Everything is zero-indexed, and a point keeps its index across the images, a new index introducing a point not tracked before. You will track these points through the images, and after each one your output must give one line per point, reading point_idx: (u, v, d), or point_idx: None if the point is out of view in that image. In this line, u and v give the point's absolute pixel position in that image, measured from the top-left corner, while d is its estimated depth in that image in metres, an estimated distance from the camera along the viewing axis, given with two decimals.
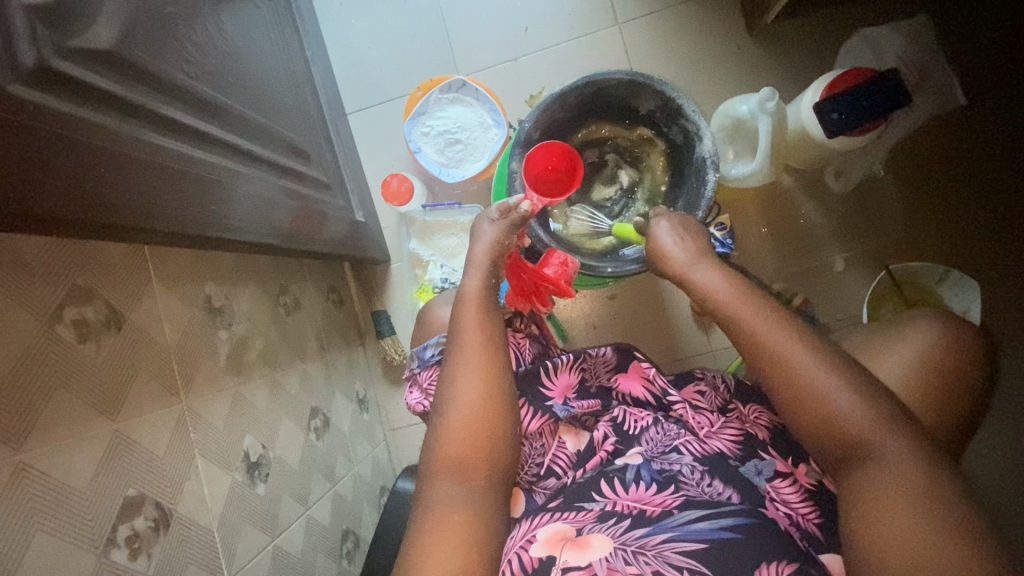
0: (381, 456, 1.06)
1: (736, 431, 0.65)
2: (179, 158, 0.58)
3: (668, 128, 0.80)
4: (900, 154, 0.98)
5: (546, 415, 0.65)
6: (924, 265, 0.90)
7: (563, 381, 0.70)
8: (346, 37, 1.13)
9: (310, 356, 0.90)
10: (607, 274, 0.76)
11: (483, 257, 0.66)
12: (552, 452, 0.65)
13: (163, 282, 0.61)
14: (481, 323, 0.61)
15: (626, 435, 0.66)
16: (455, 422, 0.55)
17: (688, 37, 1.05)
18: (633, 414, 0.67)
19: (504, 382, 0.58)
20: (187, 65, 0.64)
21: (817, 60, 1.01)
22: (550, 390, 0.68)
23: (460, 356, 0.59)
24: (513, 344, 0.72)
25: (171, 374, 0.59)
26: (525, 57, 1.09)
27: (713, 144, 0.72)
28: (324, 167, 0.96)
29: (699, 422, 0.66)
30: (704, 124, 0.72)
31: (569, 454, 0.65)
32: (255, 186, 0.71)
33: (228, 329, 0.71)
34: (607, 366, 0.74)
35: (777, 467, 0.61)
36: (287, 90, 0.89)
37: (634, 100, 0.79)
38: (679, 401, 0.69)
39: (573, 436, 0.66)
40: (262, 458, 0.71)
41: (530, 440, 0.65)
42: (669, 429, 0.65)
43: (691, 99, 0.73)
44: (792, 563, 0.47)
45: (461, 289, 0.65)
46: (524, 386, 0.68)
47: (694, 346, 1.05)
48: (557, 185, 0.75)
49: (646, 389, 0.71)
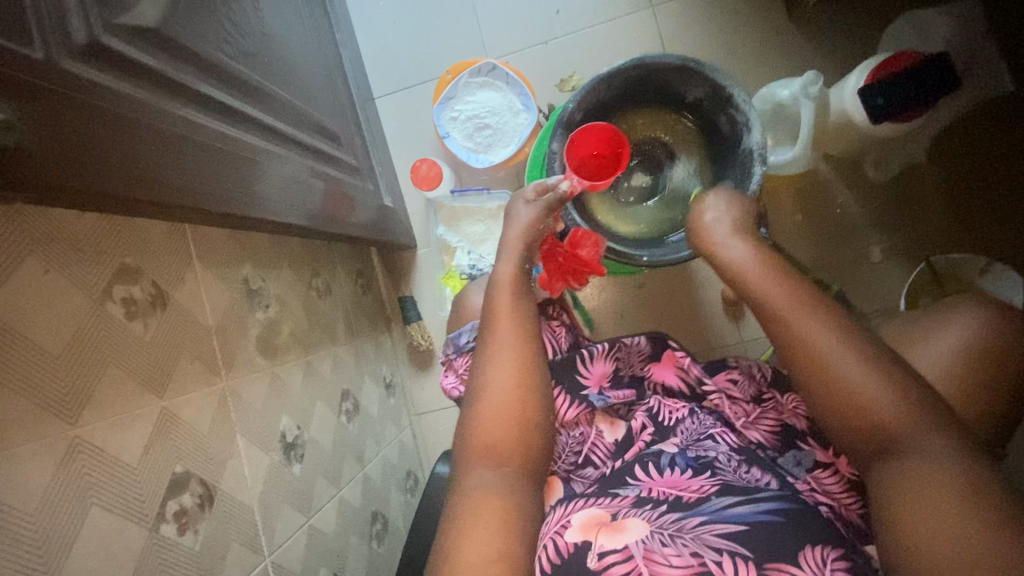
0: (407, 440, 1.07)
1: (773, 422, 0.65)
2: (218, 138, 0.58)
3: (715, 117, 0.77)
4: (941, 141, 0.95)
5: (582, 405, 0.65)
6: (964, 259, 0.89)
7: (598, 371, 0.69)
8: (374, 21, 1.12)
9: (340, 341, 0.91)
10: (645, 262, 0.73)
11: (517, 239, 0.66)
12: (591, 442, 0.65)
13: (203, 263, 0.61)
14: (515, 311, 0.61)
15: (662, 426, 0.65)
16: (486, 408, 0.55)
17: (723, 21, 1.02)
18: (667, 405, 0.66)
19: (537, 371, 0.58)
20: (225, 45, 0.64)
21: (858, 45, 0.98)
22: (586, 379, 0.68)
23: (492, 345, 0.59)
24: (549, 332, 0.72)
25: (212, 354, 0.60)
26: (555, 40, 1.07)
27: (762, 133, 0.70)
28: (354, 151, 0.96)
29: (735, 411, 0.66)
30: (755, 114, 0.70)
31: (607, 444, 0.65)
32: (290, 169, 0.71)
33: (264, 311, 0.71)
34: (641, 355, 0.73)
35: (816, 458, 0.60)
36: (318, 72, 0.89)
37: (681, 86, 0.76)
38: (714, 391, 0.68)
39: (610, 426, 0.66)
40: (298, 439, 0.72)
41: (566, 429, 0.65)
42: (703, 419, 0.64)
43: (742, 87, 0.70)
44: (836, 548, 0.46)
45: (494, 275, 0.64)
46: (564, 376, 0.68)
47: (723, 336, 1.03)
48: (602, 169, 0.74)
49: (681, 378, 0.70)
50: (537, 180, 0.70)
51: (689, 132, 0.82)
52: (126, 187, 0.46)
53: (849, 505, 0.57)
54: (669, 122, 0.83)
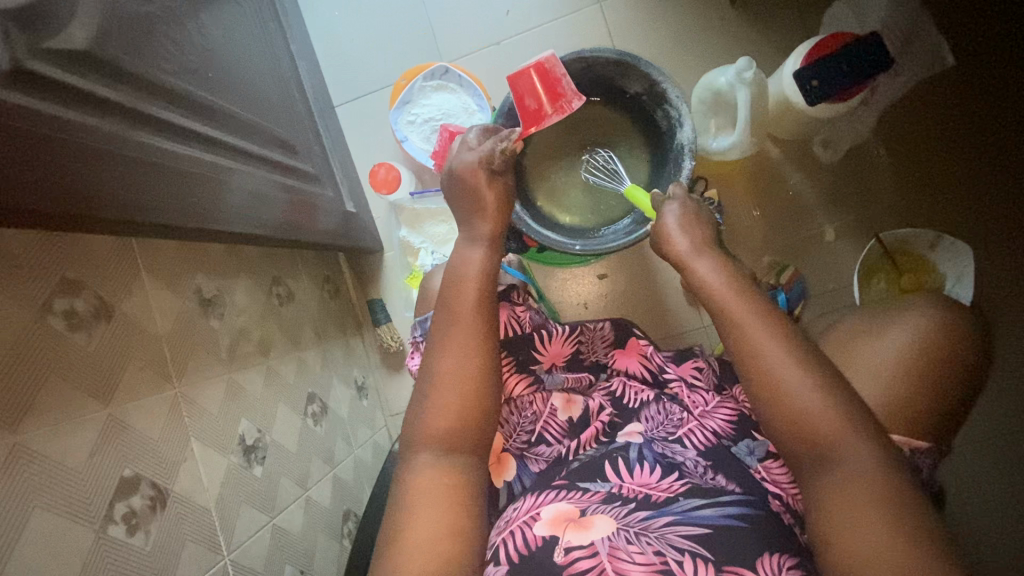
0: (381, 439, 1.09)
1: (729, 412, 0.65)
2: (163, 155, 0.60)
3: (654, 113, 0.73)
4: (886, 120, 0.96)
5: (535, 384, 0.68)
6: (913, 233, 0.91)
7: (554, 350, 0.73)
8: (331, 31, 1.15)
9: (305, 345, 0.93)
10: (575, 251, 0.70)
11: (490, 234, 0.67)
12: (544, 420, 0.67)
13: (151, 275, 0.63)
14: (477, 314, 0.61)
15: (625, 409, 0.68)
16: (450, 402, 0.57)
17: (670, 13, 1.04)
18: (632, 388, 0.70)
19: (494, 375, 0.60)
20: (165, 63, 0.66)
21: (800, 29, 1.00)
22: (542, 355, 0.72)
23: (454, 347, 0.59)
24: (515, 314, 0.73)
25: (163, 361, 0.62)
26: (507, 41, 1.09)
27: (693, 129, 0.67)
28: (313, 160, 0.98)
29: (693, 400, 0.67)
30: (686, 109, 0.67)
31: (561, 423, 0.67)
32: (242, 181, 0.73)
33: (221, 319, 0.74)
34: (603, 341, 0.78)
35: (768, 448, 0.61)
36: (271, 85, 0.92)
37: (623, 81, 0.72)
38: (675, 379, 0.71)
39: (567, 406, 0.67)
40: (259, 441, 0.74)
41: (520, 408, 0.67)
42: (669, 409, 0.66)
43: (676, 83, 0.67)
44: (794, 557, 0.48)
45: (460, 273, 0.64)
46: (521, 349, 0.71)
47: (685, 321, 1.05)
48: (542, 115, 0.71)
49: (643, 365, 0.73)
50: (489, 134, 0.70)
51: (627, 130, 0.78)
52: (67, 206, 0.48)
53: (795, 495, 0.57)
54: (610, 121, 0.78)
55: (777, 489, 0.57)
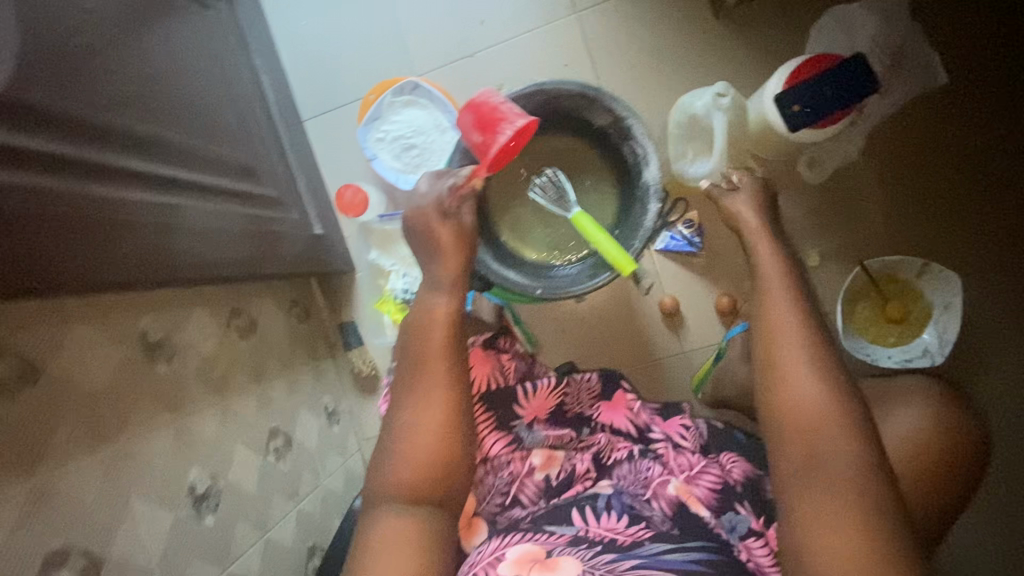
0: (353, 466, 1.07)
1: (714, 480, 0.62)
2: (95, 205, 0.57)
3: (619, 146, 0.69)
4: (873, 139, 0.92)
5: (509, 439, 0.66)
6: (901, 259, 0.87)
7: (538, 403, 0.68)
8: (297, 41, 1.10)
9: (268, 377, 0.90)
10: (535, 295, 0.67)
11: (452, 278, 0.62)
12: (519, 481, 0.64)
13: (86, 326, 0.60)
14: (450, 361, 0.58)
15: (602, 466, 0.66)
16: (406, 449, 0.54)
17: (651, 24, 0.99)
18: (611, 445, 0.68)
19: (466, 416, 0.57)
20: (101, 99, 0.61)
21: (788, 42, 0.94)
22: (522, 409, 0.68)
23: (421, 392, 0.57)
24: (496, 365, 0.69)
25: (99, 419, 0.59)
26: (481, 53, 1.04)
27: (658, 169, 0.65)
28: (276, 182, 0.94)
29: (679, 462, 0.65)
30: (652, 148, 0.64)
31: (537, 482, 0.64)
32: (192, 220, 0.70)
33: (169, 363, 0.70)
34: (591, 394, 0.72)
35: (751, 525, 0.57)
36: (228, 106, 0.87)
37: (588, 112, 0.69)
38: (661, 439, 0.68)
39: (544, 464, 0.65)
40: (211, 489, 0.71)
41: (496, 468, 0.64)
42: (644, 466, 0.65)
43: (642, 120, 0.64)
44: None
45: (430, 313, 0.61)
46: (500, 402, 0.67)
47: (664, 346, 1.01)
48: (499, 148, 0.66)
49: (629, 421, 0.70)
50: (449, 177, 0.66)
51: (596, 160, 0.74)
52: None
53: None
54: (577, 150, 0.75)
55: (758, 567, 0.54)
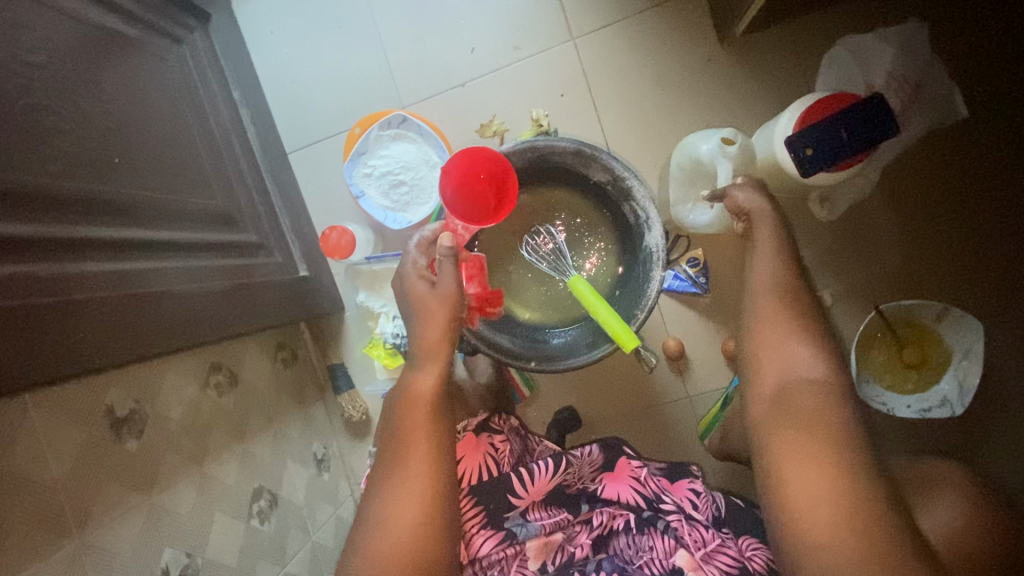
0: (344, 515, 1.03)
1: (728, 559, 0.57)
2: (43, 287, 0.52)
3: (619, 204, 0.67)
4: (887, 173, 0.86)
5: (501, 535, 0.59)
6: (920, 303, 0.82)
7: (537, 487, 0.63)
8: (282, 70, 1.05)
9: (251, 433, 0.85)
10: (530, 369, 0.62)
11: (436, 338, 0.57)
12: (513, 574, 0.57)
13: (42, 413, 0.55)
14: (434, 430, 0.54)
15: (599, 543, 0.61)
16: (383, 535, 0.49)
17: (653, 52, 0.93)
18: (610, 517, 0.62)
19: (450, 494, 0.53)
20: (55, 164, 0.57)
21: (799, 71, 0.89)
22: (520, 498, 0.62)
23: (400, 459, 0.52)
24: (489, 450, 0.65)
25: (60, 512, 0.55)
26: (473, 83, 0.99)
27: (662, 234, 0.61)
28: (257, 225, 0.90)
29: (694, 538, 0.59)
30: (654, 211, 0.61)
31: (531, 573, 0.57)
32: (161, 284, 0.65)
33: (142, 436, 0.66)
34: (592, 466, 0.69)
35: None
36: (204, 148, 0.82)
37: (584, 169, 0.66)
38: (673, 510, 0.62)
39: (538, 555, 0.59)
40: (187, 567, 0.67)
41: (485, 567, 0.58)
42: (645, 541, 0.59)
43: (643, 178, 0.61)
44: None
45: (409, 386, 0.56)
46: (492, 494, 0.62)
47: (668, 390, 0.96)
48: (480, 199, 0.62)
49: (636, 491, 0.65)
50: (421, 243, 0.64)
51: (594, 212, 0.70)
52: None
53: None
54: (574, 204, 0.70)
55: None
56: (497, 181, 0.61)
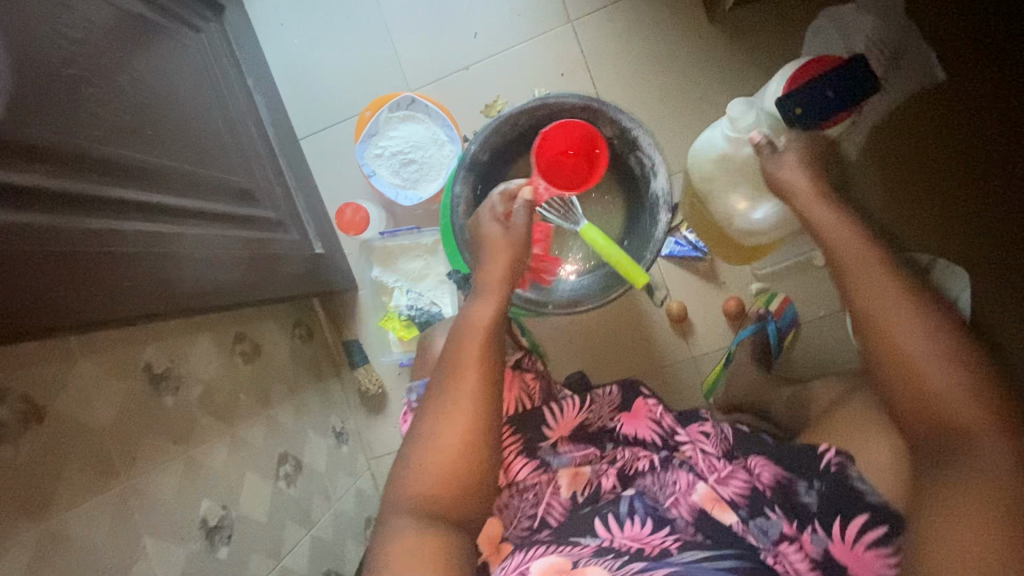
0: (363, 487, 1.06)
1: (741, 485, 0.61)
2: (91, 240, 0.55)
3: (626, 156, 0.73)
4: (880, 132, 0.93)
5: (536, 464, 0.65)
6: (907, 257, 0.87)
7: (565, 421, 0.69)
8: (291, 60, 1.09)
9: (274, 402, 0.88)
10: (547, 312, 0.70)
11: (495, 283, 0.62)
12: (546, 503, 0.63)
13: (89, 363, 0.58)
14: (480, 364, 0.58)
15: (626, 477, 0.66)
16: (432, 459, 0.54)
17: (646, 30, 0.98)
18: (633, 455, 0.67)
19: (494, 419, 0.57)
20: (94, 130, 0.60)
21: (784, 44, 0.95)
22: (551, 430, 0.68)
23: (450, 391, 0.57)
24: (521, 387, 0.70)
25: (108, 457, 0.58)
26: (476, 65, 1.03)
27: (666, 181, 0.67)
28: (275, 203, 0.93)
29: (707, 466, 0.64)
30: (660, 160, 0.67)
31: (563, 502, 0.64)
32: (192, 248, 0.69)
33: (175, 394, 0.69)
34: (610, 405, 0.73)
35: (783, 530, 0.57)
36: (225, 129, 0.86)
37: (592, 124, 0.72)
38: (686, 443, 0.68)
39: (570, 485, 0.65)
40: (223, 520, 0.70)
41: (521, 492, 0.64)
42: (667, 475, 0.64)
43: (647, 130, 0.67)
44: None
45: (466, 315, 0.61)
46: (529, 425, 0.68)
47: (673, 352, 1.00)
48: (573, 171, 0.71)
49: (653, 429, 0.70)
50: (502, 187, 0.67)
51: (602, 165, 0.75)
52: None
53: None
54: None
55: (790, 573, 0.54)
56: (595, 158, 0.70)
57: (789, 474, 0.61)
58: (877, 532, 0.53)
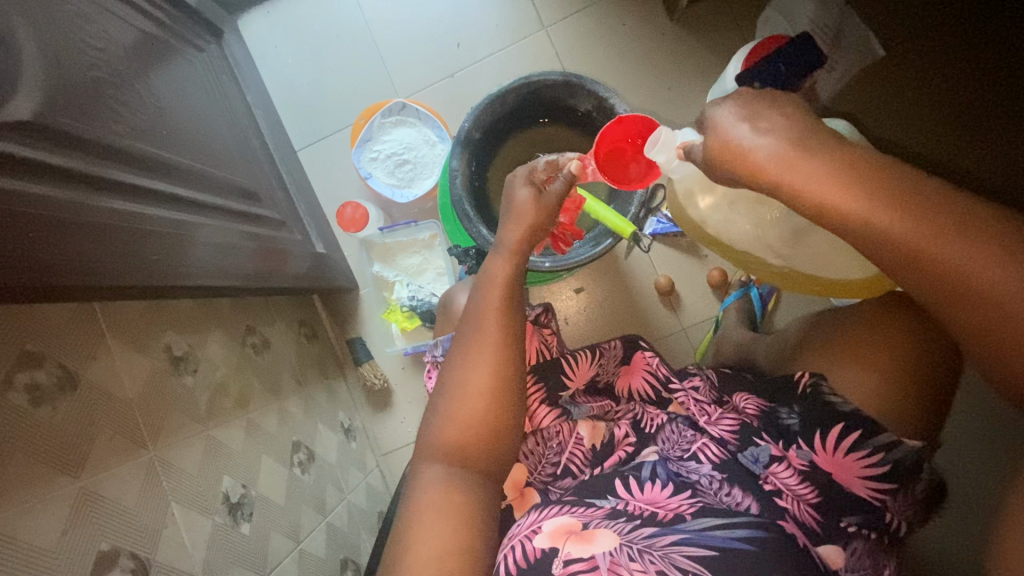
0: (373, 482, 1.06)
1: (733, 421, 0.62)
2: (122, 219, 0.59)
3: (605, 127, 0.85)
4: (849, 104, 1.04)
5: (559, 413, 0.69)
6: None
7: (582, 373, 0.73)
8: (287, 78, 1.16)
9: (285, 394, 0.91)
10: (546, 267, 0.81)
11: (515, 242, 0.66)
12: (569, 451, 0.66)
13: (117, 338, 0.61)
14: (501, 314, 0.62)
15: (643, 433, 0.66)
16: (457, 406, 0.57)
17: (614, 31, 1.08)
18: (649, 413, 0.68)
19: (518, 368, 0.60)
20: (118, 125, 0.65)
21: (740, 37, 1.05)
22: (570, 380, 0.72)
23: (476, 343, 0.60)
24: (540, 342, 0.72)
25: (136, 427, 0.60)
26: (461, 72, 1.12)
27: None
28: (277, 206, 0.98)
29: (700, 411, 0.65)
30: None
31: (585, 450, 0.66)
32: (206, 236, 0.73)
33: (194, 375, 0.72)
34: (616, 360, 0.75)
35: (772, 452, 0.58)
36: (228, 136, 0.92)
37: (573, 100, 0.84)
38: (681, 391, 0.68)
39: (591, 433, 0.67)
40: (244, 498, 0.72)
41: (545, 439, 0.67)
42: (684, 431, 0.64)
43: (622, 99, 0.78)
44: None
45: (487, 271, 0.66)
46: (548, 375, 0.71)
47: (664, 325, 1.05)
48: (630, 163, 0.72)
49: (648, 380, 0.71)
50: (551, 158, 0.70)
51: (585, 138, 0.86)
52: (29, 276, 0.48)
53: (804, 497, 0.56)
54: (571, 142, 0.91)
55: (783, 494, 0.57)
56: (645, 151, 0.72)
57: (771, 404, 0.62)
58: (851, 437, 0.55)
